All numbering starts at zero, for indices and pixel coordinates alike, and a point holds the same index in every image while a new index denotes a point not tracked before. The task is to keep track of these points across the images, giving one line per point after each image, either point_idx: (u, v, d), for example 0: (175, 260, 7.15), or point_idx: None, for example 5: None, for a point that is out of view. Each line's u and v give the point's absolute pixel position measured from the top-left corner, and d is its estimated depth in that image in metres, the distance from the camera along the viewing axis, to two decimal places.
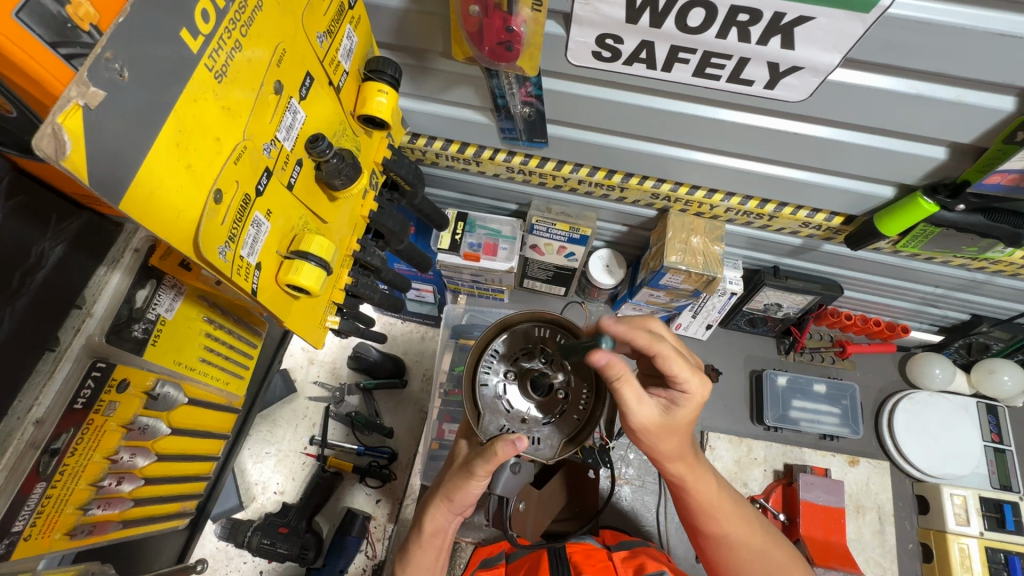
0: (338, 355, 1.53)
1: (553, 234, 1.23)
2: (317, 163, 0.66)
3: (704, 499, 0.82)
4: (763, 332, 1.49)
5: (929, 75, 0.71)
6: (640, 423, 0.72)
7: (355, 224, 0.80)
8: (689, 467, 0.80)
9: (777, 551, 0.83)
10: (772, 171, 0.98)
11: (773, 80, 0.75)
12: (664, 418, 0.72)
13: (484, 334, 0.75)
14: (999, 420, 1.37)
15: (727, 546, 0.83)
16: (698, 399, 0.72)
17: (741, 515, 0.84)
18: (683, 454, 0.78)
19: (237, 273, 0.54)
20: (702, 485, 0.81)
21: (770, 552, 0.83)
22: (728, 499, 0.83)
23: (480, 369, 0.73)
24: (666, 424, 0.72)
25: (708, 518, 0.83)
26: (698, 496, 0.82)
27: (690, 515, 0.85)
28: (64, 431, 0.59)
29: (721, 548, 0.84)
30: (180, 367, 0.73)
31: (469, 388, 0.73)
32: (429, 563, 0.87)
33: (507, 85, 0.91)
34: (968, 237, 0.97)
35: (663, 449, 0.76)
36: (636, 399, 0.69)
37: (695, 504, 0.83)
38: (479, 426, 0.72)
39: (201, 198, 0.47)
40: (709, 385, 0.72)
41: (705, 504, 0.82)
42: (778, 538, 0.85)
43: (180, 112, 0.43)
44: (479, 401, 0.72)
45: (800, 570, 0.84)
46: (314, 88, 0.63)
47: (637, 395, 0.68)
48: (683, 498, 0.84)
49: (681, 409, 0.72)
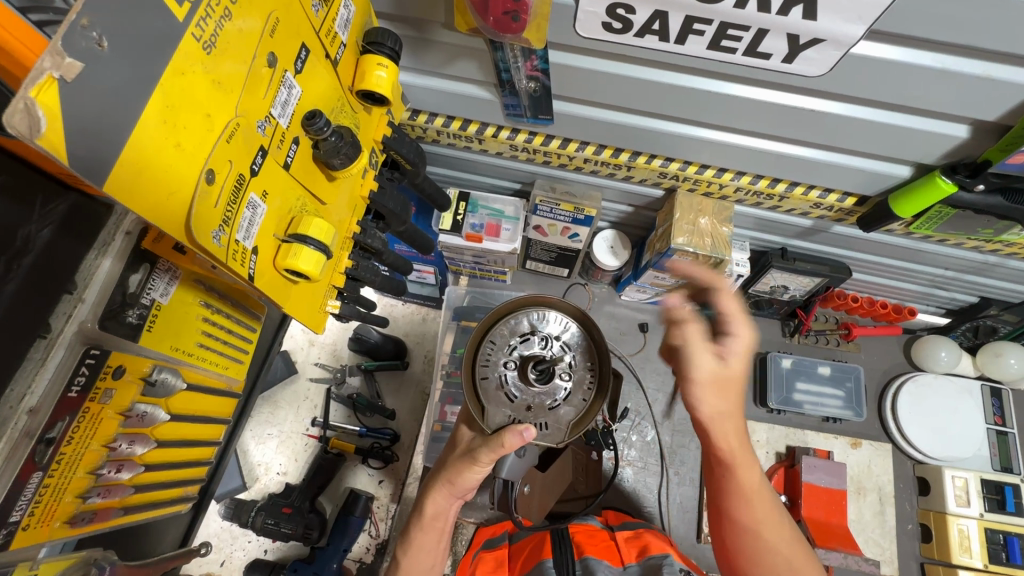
0: (339, 337, 1.52)
1: (557, 215, 1.20)
2: (314, 141, 0.62)
3: (748, 481, 0.76)
4: (768, 314, 1.47)
5: (957, 47, 0.68)
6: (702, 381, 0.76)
7: (355, 204, 0.77)
8: (736, 443, 0.76)
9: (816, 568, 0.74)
10: (786, 150, 0.95)
11: (792, 53, 0.71)
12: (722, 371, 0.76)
13: (480, 324, 0.72)
14: (1004, 402, 1.36)
15: (763, 543, 0.75)
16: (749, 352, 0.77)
17: (779, 514, 0.77)
18: (727, 430, 0.77)
19: (234, 258, 0.52)
20: (748, 468, 0.77)
21: (800, 560, 0.74)
22: (770, 494, 0.78)
23: (479, 361, 0.70)
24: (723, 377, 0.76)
25: (746, 503, 0.76)
26: (742, 479, 0.76)
27: (721, 498, 0.79)
28: (59, 421, 0.58)
29: (749, 540, 0.76)
30: (177, 353, 0.72)
31: (469, 380, 0.70)
32: (432, 545, 0.87)
33: (513, 58, 0.87)
34: (985, 219, 0.94)
35: (713, 405, 0.76)
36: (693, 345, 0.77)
37: (736, 485, 0.77)
38: (484, 420, 0.69)
39: (193, 178, 0.44)
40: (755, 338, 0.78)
41: (746, 486, 0.76)
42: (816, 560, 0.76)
43: (167, 86, 0.40)
44: (482, 395, 0.69)
45: None
46: (310, 60, 0.59)
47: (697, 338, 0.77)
48: (721, 478, 0.79)
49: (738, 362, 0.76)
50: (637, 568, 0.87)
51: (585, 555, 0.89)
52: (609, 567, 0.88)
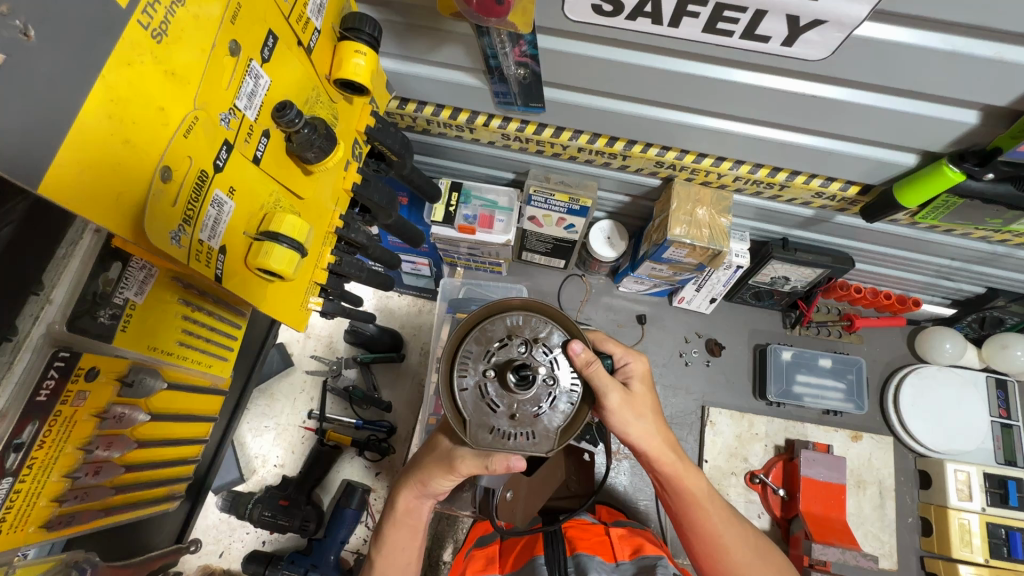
0: (334, 330, 1.50)
1: (552, 205, 1.17)
2: (287, 134, 0.60)
3: (697, 491, 0.81)
4: (769, 305, 1.44)
5: (967, 28, 0.64)
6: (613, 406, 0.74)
7: (337, 198, 0.75)
8: (677, 457, 0.81)
9: (771, 553, 0.81)
10: (786, 137, 0.91)
11: (792, 36, 0.67)
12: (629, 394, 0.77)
13: (451, 334, 0.68)
14: (1009, 395, 1.33)
15: (722, 547, 0.80)
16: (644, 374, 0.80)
17: (729, 513, 0.83)
18: (665, 456, 0.80)
19: (197, 258, 0.49)
20: (693, 478, 0.81)
21: (761, 560, 0.80)
22: (718, 497, 0.83)
23: (456, 372, 0.66)
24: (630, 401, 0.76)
25: (700, 513, 0.81)
26: (691, 490, 0.81)
27: (679, 514, 0.84)
28: (27, 426, 0.56)
29: (713, 552, 0.81)
30: (156, 352, 0.69)
31: (447, 394, 0.66)
32: (405, 544, 0.86)
33: (500, 44, 0.83)
34: (994, 209, 0.90)
35: (642, 431, 0.78)
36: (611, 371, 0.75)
37: (688, 497, 0.81)
38: (467, 436, 0.65)
39: (146, 175, 0.42)
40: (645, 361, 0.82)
41: (695, 496, 0.81)
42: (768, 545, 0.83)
43: (110, 78, 0.37)
44: (462, 407, 0.66)
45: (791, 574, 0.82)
46: (279, 48, 0.56)
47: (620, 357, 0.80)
48: (673, 494, 0.83)
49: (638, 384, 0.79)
50: (630, 566, 0.86)
51: (577, 551, 0.89)
52: (601, 564, 0.87)
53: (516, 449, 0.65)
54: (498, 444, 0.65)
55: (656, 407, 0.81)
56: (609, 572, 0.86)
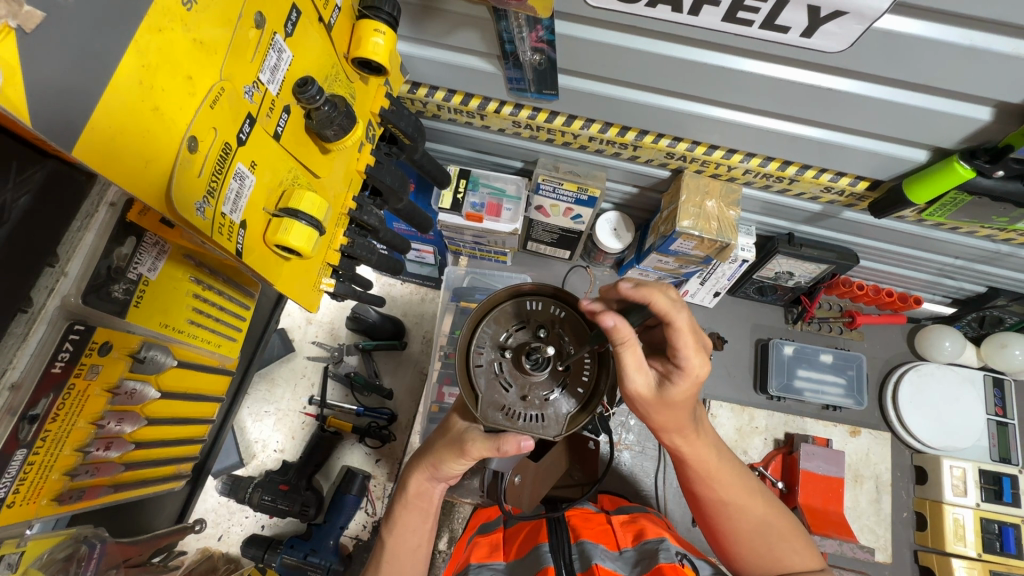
0: (336, 315, 1.50)
1: (560, 194, 1.16)
2: (306, 111, 0.59)
3: (704, 468, 0.79)
4: (772, 300, 1.45)
5: (987, 23, 0.64)
6: (634, 393, 0.70)
7: (351, 179, 0.74)
8: (689, 438, 0.77)
9: (781, 520, 0.81)
10: (797, 131, 0.92)
11: (812, 27, 0.66)
12: (657, 392, 0.70)
13: (474, 313, 0.69)
14: (1005, 393, 1.35)
15: (726, 515, 0.81)
16: (695, 379, 0.70)
17: (742, 483, 0.81)
18: (680, 427, 0.75)
19: (219, 232, 0.50)
20: (702, 456, 0.79)
21: (770, 525, 0.80)
22: (729, 469, 0.80)
23: (473, 348, 0.68)
24: (660, 398, 0.71)
25: (708, 486, 0.80)
26: (696, 466, 0.79)
27: (688, 482, 0.83)
28: (42, 398, 0.56)
29: (718, 517, 0.81)
30: (167, 330, 0.69)
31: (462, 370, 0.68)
32: (417, 525, 0.86)
33: (517, 28, 0.83)
34: (1001, 207, 0.91)
35: (658, 421, 0.75)
36: (634, 368, 0.66)
37: (694, 472, 0.80)
38: (478, 412, 0.66)
39: (173, 146, 0.42)
40: (707, 362, 0.69)
41: (704, 473, 0.80)
42: (779, 507, 0.83)
43: (142, 45, 0.37)
44: (476, 383, 0.67)
45: (816, 561, 0.81)
46: (301, 23, 0.56)
47: (639, 363, 0.66)
48: (682, 468, 0.82)
49: (675, 386, 0.70)
50: (632, 553, 0.86)
51: (581, 538, 0.89)
52: (605, 551, 0.87)
53: (524, 430, 0.66)
54: (507, 423, 0.66)
55: (688, 402, 0.73)
56: (614, 559, 0.86)
